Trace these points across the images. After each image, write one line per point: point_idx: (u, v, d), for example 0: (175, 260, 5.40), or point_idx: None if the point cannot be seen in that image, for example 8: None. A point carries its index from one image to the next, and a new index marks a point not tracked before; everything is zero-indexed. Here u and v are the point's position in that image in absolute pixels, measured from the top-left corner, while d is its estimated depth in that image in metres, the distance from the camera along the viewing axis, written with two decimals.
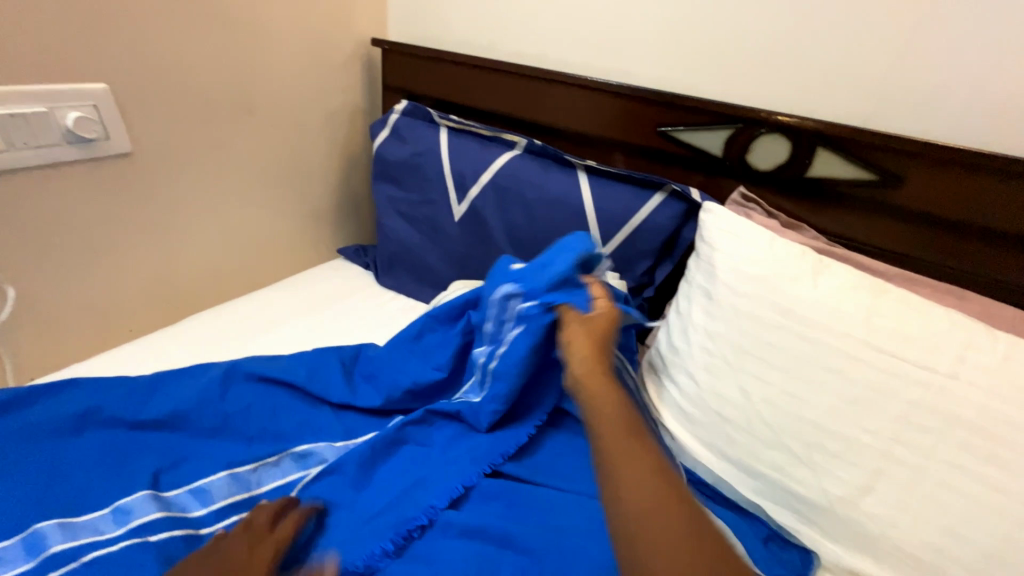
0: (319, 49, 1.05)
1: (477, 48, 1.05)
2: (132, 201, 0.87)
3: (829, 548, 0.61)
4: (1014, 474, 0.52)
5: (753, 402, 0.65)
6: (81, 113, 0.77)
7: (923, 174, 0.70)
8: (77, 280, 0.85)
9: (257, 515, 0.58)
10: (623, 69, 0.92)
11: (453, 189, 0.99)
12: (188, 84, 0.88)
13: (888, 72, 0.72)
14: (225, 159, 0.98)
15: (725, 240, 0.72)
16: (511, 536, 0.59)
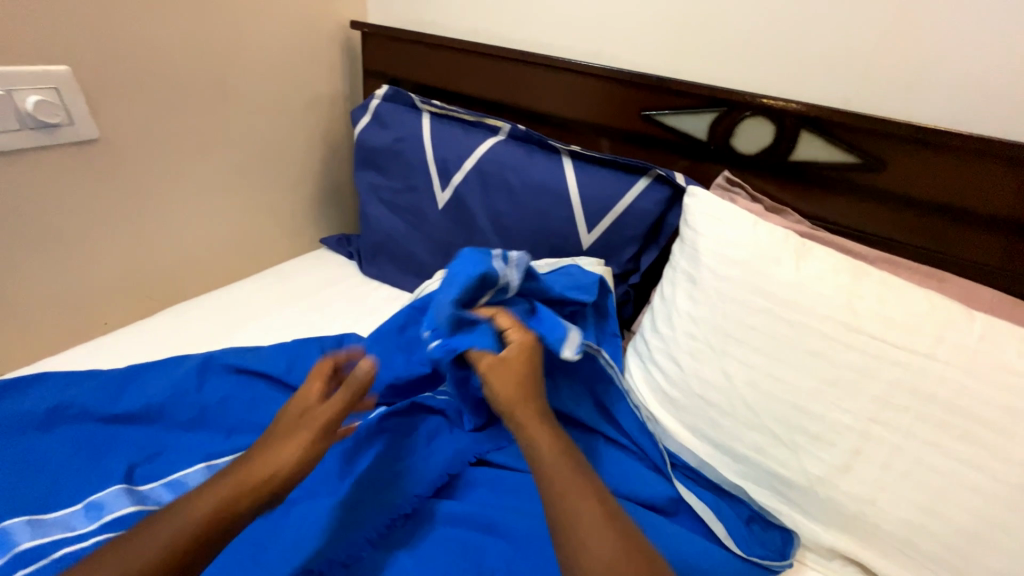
0: (296, 31, 1.02)
1: (460, 31, 1.02)
2: (101, 190, 0.85)
3: (808, 526, 0.62)
4: (988, 452, 0.53)
5: (736, 386, 0.65)
6: (42, 98, 0.74)
7: (905, 156, 0.70)
8: (47, 273, 0.83)
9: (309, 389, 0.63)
10: (607, 52, 0.90)
11: (436, 176, 0.97)
12: (157, 68, 0.85)
13: (873, 52, 0.71)
14: (199, 146, 0.94)
15: (710, 224, 0.72)
16: (495, 523, 0.60)
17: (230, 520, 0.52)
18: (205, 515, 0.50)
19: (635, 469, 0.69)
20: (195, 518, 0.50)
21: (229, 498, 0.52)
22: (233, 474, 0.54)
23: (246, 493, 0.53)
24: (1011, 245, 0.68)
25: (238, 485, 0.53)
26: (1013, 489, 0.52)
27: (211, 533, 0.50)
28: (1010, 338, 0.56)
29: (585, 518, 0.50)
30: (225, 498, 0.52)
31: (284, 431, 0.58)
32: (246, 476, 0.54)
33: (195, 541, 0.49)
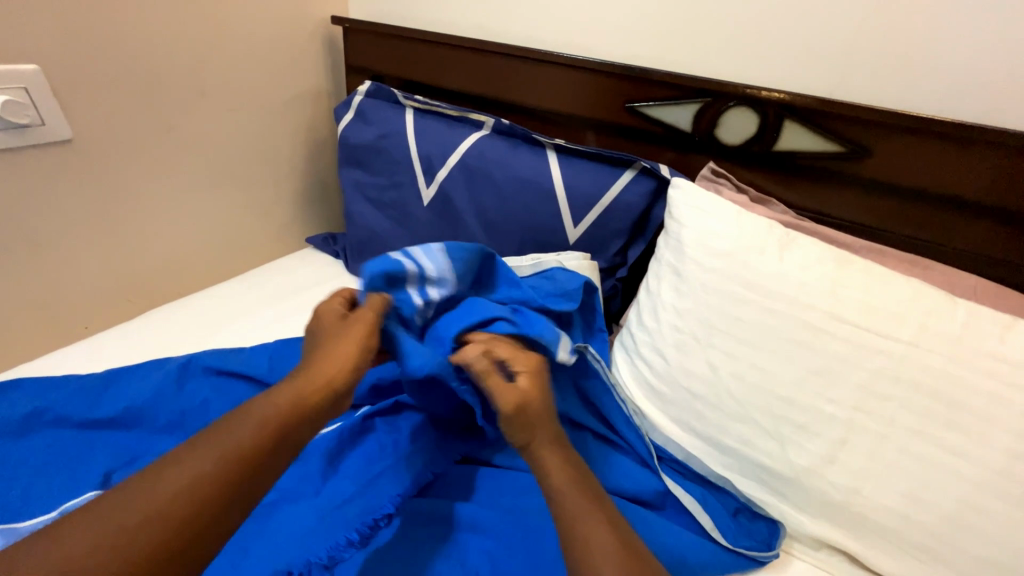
0: (275, 27, 1.00)
1: (442, 24, 1.01)
2: (76, 191, 0.83)
3: (795, 517, 0.62)
4: (971, 438, 0.53)
5: (722, 378, 0.65)
6: (10, 97, 0.72)
7: (888, 144, 0.70)
8: (23, 276, 0.82)
9: (335, 308, 0.65)
10: (591, 43, 0.89)
11: (421, 171, 0.96)
12: (131, 66, 0.83)
13: (857, 39, 0.70)
14: (178, 145, 0.93)
15: (694, 216, 0.71)
16: (478, 520, 0.60)
17: (306, 419, 0.54)
18: (283, 414, 0.52)
19: (621, 464, 0.69)
20: (275, 415, 0.52)
21: (299, 401, 0.54)
22: (296, 381, 0.56)
23: (316, 395, 0.55)
24: (996, 233, 0.67)
25: (307, 388, 0.55)
26: (996, 475, 0.52)
27: (293, 431, 0.52)
28: (993, 325, 0.56)
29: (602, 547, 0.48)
30: (298, 399, 0.54)
31: (329, 342, 0.60)
32: (311, 379, 0.56)
33: (279, 436, 0.51)
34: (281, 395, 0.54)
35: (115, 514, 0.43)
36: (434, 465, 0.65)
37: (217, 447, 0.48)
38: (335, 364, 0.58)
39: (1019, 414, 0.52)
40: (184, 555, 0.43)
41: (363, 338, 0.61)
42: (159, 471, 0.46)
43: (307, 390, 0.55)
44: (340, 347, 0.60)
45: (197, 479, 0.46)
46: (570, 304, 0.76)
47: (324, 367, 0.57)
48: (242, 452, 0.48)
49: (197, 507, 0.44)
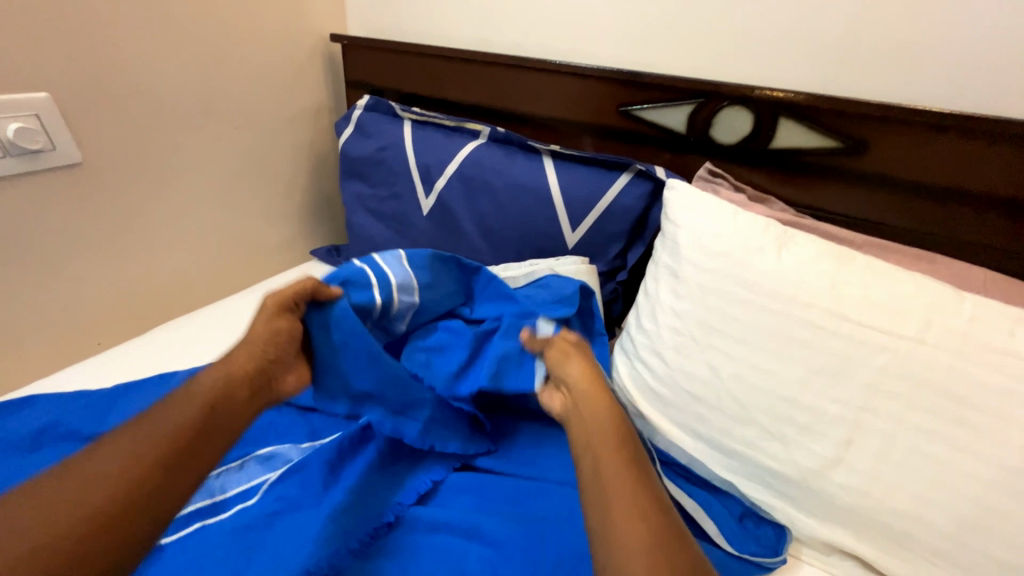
0: (276, 47, 1.03)
1: (437, 38, 1.03)
2: (87, 211, 0.86)
3: (802, 521, 0.61)
4: (983, 436, 0.51)
5: (722, 379, 0.64)
6: (22, 124, 0.75)
7: (885, 138, 0.69)
8: (38, 296, 0.85)
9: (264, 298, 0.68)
10: (584, 50, 0.90)
11: (420, 182, 0.98)
12: (137, 89, 0.86)
13: (850, 33, 0.69)
14: (183, 164, 0.96)
15: (688, 217, 0.71)
16: (478, 528, 0.60)
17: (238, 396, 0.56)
18: (211, 393, 0.55)
19: None
20: (206, 395, 0.54)
21: (227, 379, 0.56)
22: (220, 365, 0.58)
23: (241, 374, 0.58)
24: (1007, 224, 0.65)
25: (235, 367, 0.58)
26: (1010, 474, 0.50)
27: (226, 405, 0.55)
28: (1002, 318, 0.54)
29: (620, 498, 0.48)
30: (227, 379, 0.56)
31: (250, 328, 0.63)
32: (236, 361, 0.59)
33: (210, 412, 0.53)
34: (209, 377, 0.56)
35: (57, 495, 0.45)
36: (432, 475, 0.66)
37: (150, 431, 0.51)
38: (258, 344, 0.61)
39: None
40: (129, 520, 0.45)
41: (273, 315, 0.63)
42: (95, 454, 0.49)
43: (232, 370, 0.57)
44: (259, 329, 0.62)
45: (133, 456, 0.48)
46: (567, 308, 0.77)
47: (246, 348, 0.60)
48: (175, 429, 0.51)
49: (136, 477, 0.47)
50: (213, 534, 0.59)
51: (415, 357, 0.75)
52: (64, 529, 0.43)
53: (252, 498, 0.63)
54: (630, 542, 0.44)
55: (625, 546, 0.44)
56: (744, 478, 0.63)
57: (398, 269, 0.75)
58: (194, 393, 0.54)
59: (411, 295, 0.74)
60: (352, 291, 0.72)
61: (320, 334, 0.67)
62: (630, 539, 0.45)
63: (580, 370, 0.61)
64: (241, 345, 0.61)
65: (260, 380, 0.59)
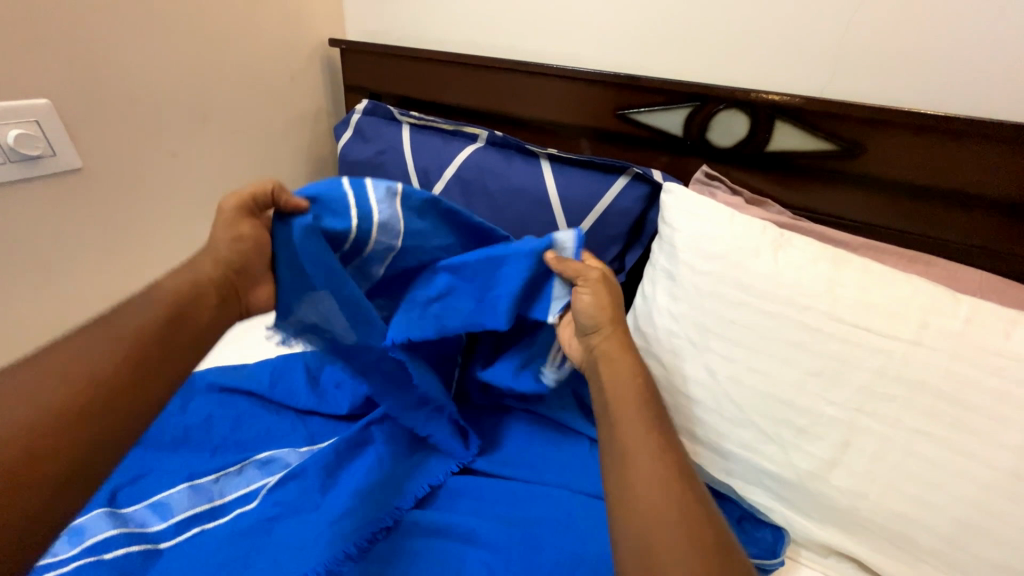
0: (275, 52, 1.03)
1: (435, 42, 1.03)
2: (87, 217, 0.86)
3: (800, 523, 0.61)
4: (979, 438, 0.52)
5: (719, 382, 0.64)
6: (23, 130, 0.75)
7: (881, 140, 0.69)
8: (35, 301, 0.85)
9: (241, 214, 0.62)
10: (581, 53, 0.90)
11: (418, 185, 0.98)
12: (136, 95, 0.87)
13: (845, 37, 0.70)
14: (182, 169, 0.96)
15: (685, 221, 0.71)
16: (476, 532, 0.61)
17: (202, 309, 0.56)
18: (172, 302, 0.54)
19: None
20: (168, 304, 0.54)
21: (191, 289, 0.56)
22: (177, 273, 0.57)
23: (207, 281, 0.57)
24: (1002, 225, 0.66)
25: (194, 278, 0.57)
26: (1007, 476, 0.50)
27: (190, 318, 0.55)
28: (997, 320, 0.55)
29: (644, 475, 0.49)
30: (191, 288, 0.56)
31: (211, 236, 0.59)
32: (197, 269, 0.58)
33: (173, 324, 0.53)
34: (171, 285, 0.56)
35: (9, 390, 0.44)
36: (430, 479, 0.67)
37: (109, 335, 0.50)
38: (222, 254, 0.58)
39: None
40: (89, 424, 0.45)
41: (234, 221, 0.58)
42: (43, 353, 0.48)
43: (193, 278, 0.56)
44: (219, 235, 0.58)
45: (90, 359, 0.48)
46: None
47: (210, 257, 0.58)
48: (137, 335, 0.51)
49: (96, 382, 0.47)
50: (211, 539, 0.59)
51: (420, 302, 0.64)
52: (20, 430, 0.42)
53: (251, 502, 0.64)
54: (648, 500, 0.48)
55: (648, 521, 0.46)
56: (741, 480, 0.64)
57: (382, 206, 0.61)
58: (155, 301, 0.54)
59: (394, 231, 0.62)
60: (325, 215, 0.60)
61: (286, 252, 0.60)
62: (651, 514, 0.47)
63: (591, 300, 0.62)
64: (201, 253, 0.59)
65: (225, 291, 0.58)
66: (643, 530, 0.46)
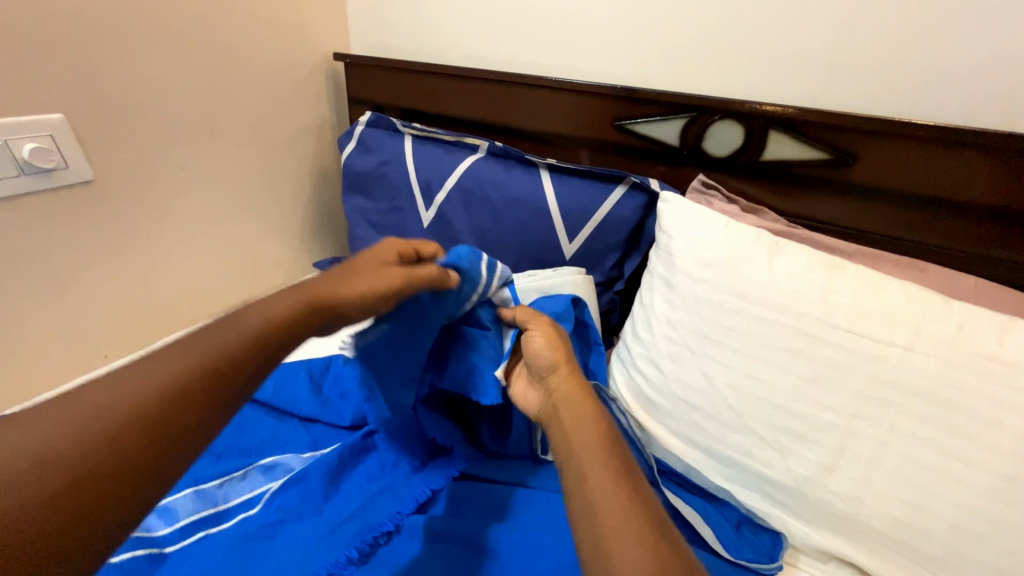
0: (281, 66, 1.06)
1: (436, 56, 1.06)
2: (97, 227, 0.89)
3: (799, 529, 0.61)
4: (974, 443, 0.52)
5: (717, 388, 0.65)
6: (37, 144, 0.78)
7: (873, 150, 0.70)
8: (45, 310, 0.86)
9: (377, 255, 0.59)
10: (578, 66, 0.93)
11: (420, 196, 1.00)
12: (145, 108, 0.89)
13: (834, 49, 0.72)
14: (190, 180, 0.99)
15: (681, 229, 0.72)
16: (478, 537, 0.61)
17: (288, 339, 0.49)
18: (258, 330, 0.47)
19: None
20: (245, 328, 0.47)
21: (295, 309, 0.51)
22: (290, 294, 0.52)
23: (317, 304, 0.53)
24: (994, 232, 0.67)
25: (292, 304, 0.51)
26: (1001, 480, 0.50)
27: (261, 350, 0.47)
28: (989, 325, 0.55)
29: (599, 473, 0.48)
30: (280, 313, 0.50)
31: (353, 272, 0.57)
32: (303, 294, 0.52)
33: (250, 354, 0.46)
34: (269, 305, 0.50)
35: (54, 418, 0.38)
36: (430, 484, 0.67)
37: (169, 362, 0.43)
38: (355, 299, 0.55)
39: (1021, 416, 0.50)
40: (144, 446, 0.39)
41: (382, 267, 0.58)
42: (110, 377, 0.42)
43: (302, 309, 0.51)
44: (362, 281, 0.56)
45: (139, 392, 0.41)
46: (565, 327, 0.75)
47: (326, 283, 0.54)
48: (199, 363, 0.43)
49: (143, 425, 0.39)
50: (214, 543, 0.60)
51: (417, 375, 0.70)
52: (59, 474, 0.36)
53: (256, 506, 0.65)
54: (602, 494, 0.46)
55: (598, 506, 0.45)
56: (739, 486, 0.64)
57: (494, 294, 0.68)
58: (232, 325, 0.47)
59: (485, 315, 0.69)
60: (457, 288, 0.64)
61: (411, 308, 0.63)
62: (608, 511, 0.45)
63: (541, 341, 0.63)
64: (323, 279, 0.55)
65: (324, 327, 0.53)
66: (598, 530, 0.44)
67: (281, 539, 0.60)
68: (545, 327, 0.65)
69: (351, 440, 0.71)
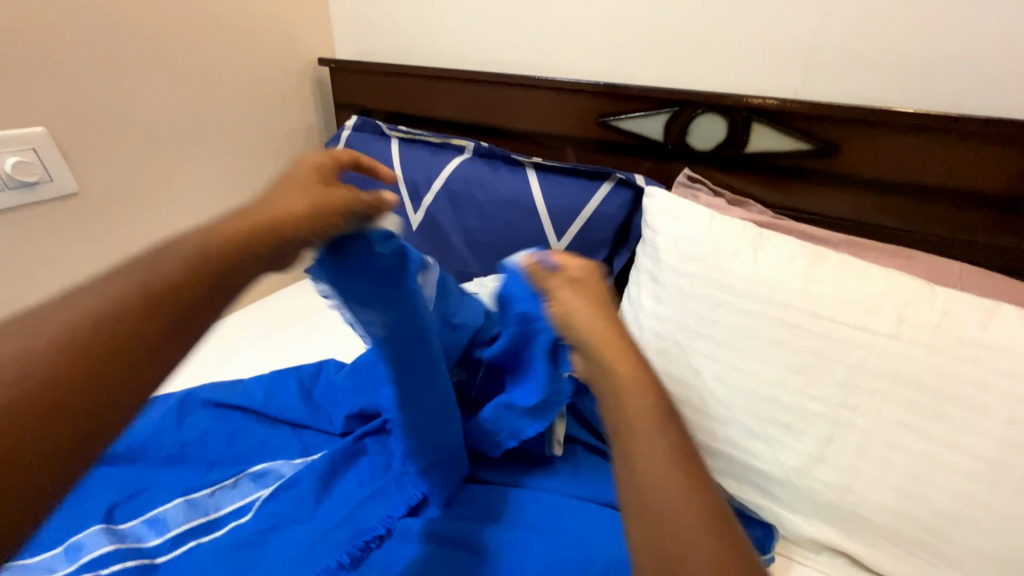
0: (266, 73, 1.06)
1: (420, 58, 1.06)
2: (83, 236, 0.88)
3: (790, 519, 0.61)
4: (962, 430, 0.52)
5: (705, 382, 0.65)
6: (20, 158, 0.78)
7: (855, 138, 0.70)
8: None
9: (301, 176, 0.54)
10: (562, 65, 0.93)
11: (408, 198, 1.00)
12: (130, 118, 0.89)
13: (815, 39, 0.72)
14: (177, 189, 0.99)
15: (666, 223, 0.73)
16: (467, 538, 0.61)
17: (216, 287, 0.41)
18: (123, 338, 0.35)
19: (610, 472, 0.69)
20: (144, 280, 0.38)
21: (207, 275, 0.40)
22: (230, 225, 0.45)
23: (249, 229, 0.45)
24: (978, 218, 0.67)
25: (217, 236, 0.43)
26: (988, 465, 0.50)
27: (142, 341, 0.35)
28: (973, 312, 0.56)
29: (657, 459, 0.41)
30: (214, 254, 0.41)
31: (287, 193, 0.51)
32: (246, 223, 0.45)
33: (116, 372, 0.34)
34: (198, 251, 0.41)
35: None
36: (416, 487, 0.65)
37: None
38: (298, 215, 0.48)
39: (1007, 400, 0.51)
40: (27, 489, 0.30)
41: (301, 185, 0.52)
42: None
43: (255, 237, 0.45)
44: (299, 196, 0.51)
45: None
46: None
47: (254, 213, 0.47)
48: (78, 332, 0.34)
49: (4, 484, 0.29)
50: (205, 553, 0.60)
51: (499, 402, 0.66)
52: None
53: (248, 513, 0.65)
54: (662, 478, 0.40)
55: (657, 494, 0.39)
56: (730, 479, 0.64)
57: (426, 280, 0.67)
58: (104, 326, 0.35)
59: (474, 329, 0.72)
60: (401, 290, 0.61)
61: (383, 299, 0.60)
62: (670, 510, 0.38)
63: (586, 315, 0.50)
64: (246, 212, 0.47)
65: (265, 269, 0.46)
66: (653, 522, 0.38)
67: (270, 545, 0.61)
68: (575, 291, 0.52)
69: (339, 445, 0.71)
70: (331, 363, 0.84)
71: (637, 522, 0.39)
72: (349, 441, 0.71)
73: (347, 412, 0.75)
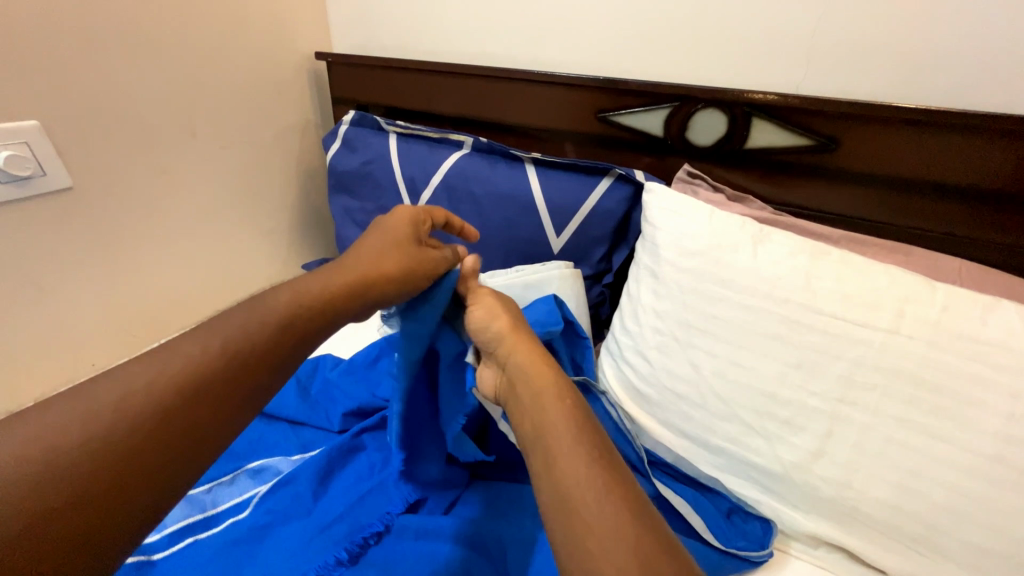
0: (263, 67, 1.05)
1: (418, 52, 1.05)
2: (80, 232, 0.88)
3: (789, 514, 0.61)
4: (961, 426, 0.52)
5: (704, 377, 0.65)
6: (13, 151, 0.77)
7: (855, 134, 0.70)
8: (32, 324, 0.86)
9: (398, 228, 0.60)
10: (561, 58, 0.92)
11: (407, 194, 0.99)
12: (125, 113, 0.88)
13: (817, 32, 0.71)
14: (173, 185, 0.98)
15: (666, 218, 0.73)
16: (465, 533, 0.60)
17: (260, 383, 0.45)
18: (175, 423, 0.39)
19: None
20: (199, 360, 0.42)
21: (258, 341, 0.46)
22: (319, 279, 0.53)
23: (343, 286, 0.53)
24: (978, 214, 0.67)
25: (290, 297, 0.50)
26: (986, 460, 0.51)
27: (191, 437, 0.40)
28: (973, 307, 0.55)
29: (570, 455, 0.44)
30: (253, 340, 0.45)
31: (385, 248, 0.58)
32: (337, 280, 0.53)
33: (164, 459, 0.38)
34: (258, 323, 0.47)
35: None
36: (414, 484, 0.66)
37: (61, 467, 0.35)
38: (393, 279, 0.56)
39: (1006, 395, 0.51)
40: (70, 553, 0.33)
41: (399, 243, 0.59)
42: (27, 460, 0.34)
43: (342, 295, 0.53)
44: (394, 255, 0.58)
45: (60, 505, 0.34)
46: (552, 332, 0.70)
47: (353, 271, 0.55)
48: (132, 418, 0.38)
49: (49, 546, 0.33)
50: (202, 550, 0.60)
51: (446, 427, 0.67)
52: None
53: (245, 509, 0.65)
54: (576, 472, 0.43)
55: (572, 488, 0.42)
56: (728, 475, 0.64)
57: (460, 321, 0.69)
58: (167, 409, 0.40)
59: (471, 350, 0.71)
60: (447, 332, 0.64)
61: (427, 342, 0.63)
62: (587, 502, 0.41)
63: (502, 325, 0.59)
64: (345, 270, 0.55)
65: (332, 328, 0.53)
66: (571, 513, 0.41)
67: (268, 541, 0.61)
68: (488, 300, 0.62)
69: (338, 440, 0.71)
70: (331, 360, 0.85)
71: (558, 521, 0.41)
72: (347, 437, 0.71)
73: (346, 408, 0.75)
